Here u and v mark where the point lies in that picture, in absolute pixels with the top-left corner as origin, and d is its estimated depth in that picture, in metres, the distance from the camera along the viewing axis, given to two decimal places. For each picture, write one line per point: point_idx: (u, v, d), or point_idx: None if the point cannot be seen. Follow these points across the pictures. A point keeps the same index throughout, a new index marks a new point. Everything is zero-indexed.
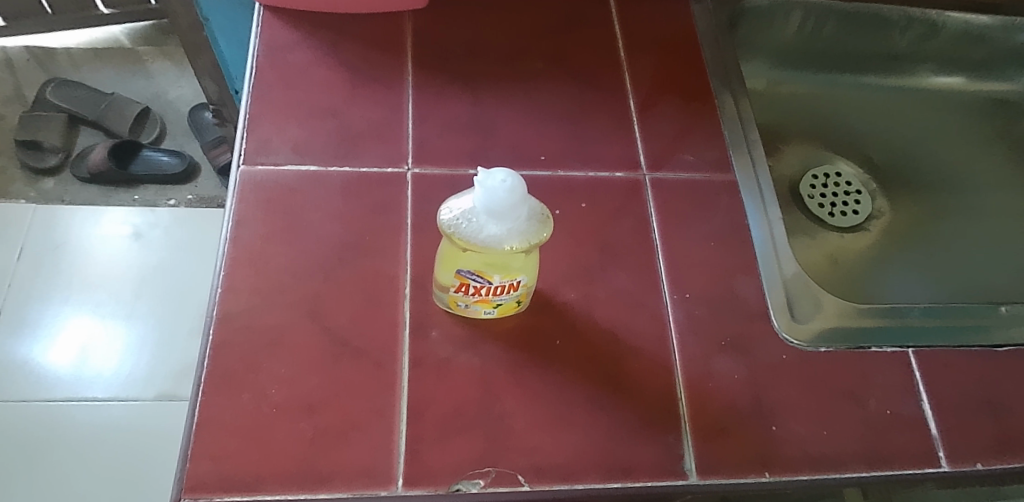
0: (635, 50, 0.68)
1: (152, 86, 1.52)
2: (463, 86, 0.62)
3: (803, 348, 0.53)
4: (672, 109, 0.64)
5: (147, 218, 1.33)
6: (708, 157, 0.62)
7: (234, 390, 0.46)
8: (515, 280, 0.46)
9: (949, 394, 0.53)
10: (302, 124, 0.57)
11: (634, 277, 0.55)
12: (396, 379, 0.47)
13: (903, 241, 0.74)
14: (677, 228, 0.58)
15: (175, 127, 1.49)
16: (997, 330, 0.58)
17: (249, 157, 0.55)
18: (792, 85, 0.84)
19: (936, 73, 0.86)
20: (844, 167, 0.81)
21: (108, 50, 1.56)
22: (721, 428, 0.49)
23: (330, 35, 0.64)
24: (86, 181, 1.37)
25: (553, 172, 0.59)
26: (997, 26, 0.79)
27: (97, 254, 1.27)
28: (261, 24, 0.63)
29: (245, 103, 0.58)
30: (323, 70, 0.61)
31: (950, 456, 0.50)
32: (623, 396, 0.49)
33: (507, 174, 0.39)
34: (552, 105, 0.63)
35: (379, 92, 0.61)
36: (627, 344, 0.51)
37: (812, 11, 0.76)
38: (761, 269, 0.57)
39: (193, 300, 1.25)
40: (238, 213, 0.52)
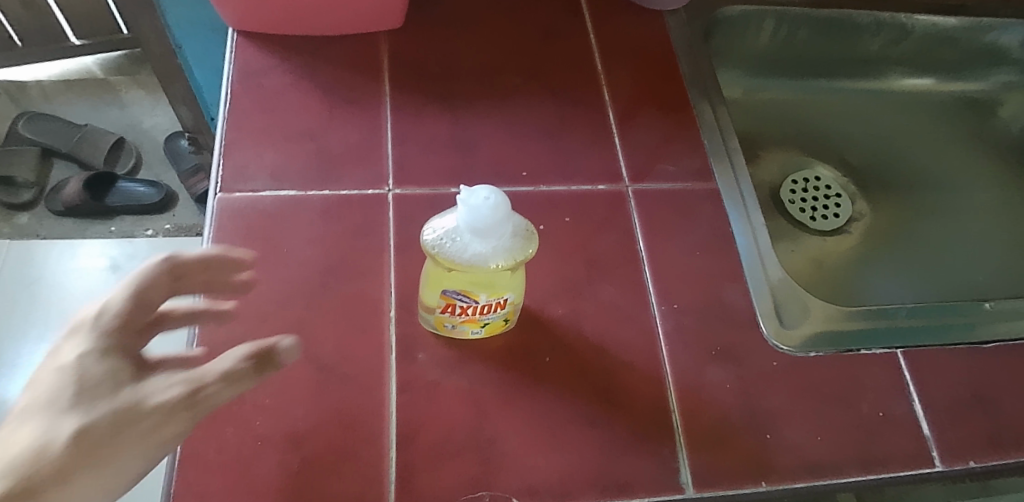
0: (611, 62, 0.68)
1: (126, 116, 1.49)
2: (441, 105, 0.62)
3: (793, 353, 0.53)
4: (652, 120, 0.64)
5: (124, 249, 1.29)
6: (690, 166, 0.62)
7: (217, 424, 0.44)
8: (502, 298, 0.45)
9: (940, 393, 0.53)
10: (279, 149, 0.57)
11: (622, 289, 0.54)
12: (384, 405, 0.47)
13: (884, 242, 0.75)
14: (662, 238, 0.58)
15: (151, 157, 1.45)
16: (983, 327, 0.58)
17: (226, 184, 0.54)
18: (767, 92, 0.84)
19: (907, 75, 0.87)
20: (823, 172, 0.81)
21: (80, 81, 1.52)
22: (716, 439, 0.48)
23: (305, 58, 0.63)
24: (61, 214, 1.34)
25: (535, 187, 0.58)
26: (964, 27, 0.81)
27: (75, 288, 1.23)
28: (235, 49, 0.62)
29: (221, 130, 0.57)
30: (299, 94, 0.60)
31: (945, 455, 0.50)
32: (615, 411, 0.49)
33: (490, 191, 0.38)
34: (532, 120, 0.62)
35: (357, 113, 0.60)
36: (617, 357, 0.51)
37: (784, 19, 0.77)
38: (747, 276, 0.57)
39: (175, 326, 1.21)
40: (216, 241, 0.51)
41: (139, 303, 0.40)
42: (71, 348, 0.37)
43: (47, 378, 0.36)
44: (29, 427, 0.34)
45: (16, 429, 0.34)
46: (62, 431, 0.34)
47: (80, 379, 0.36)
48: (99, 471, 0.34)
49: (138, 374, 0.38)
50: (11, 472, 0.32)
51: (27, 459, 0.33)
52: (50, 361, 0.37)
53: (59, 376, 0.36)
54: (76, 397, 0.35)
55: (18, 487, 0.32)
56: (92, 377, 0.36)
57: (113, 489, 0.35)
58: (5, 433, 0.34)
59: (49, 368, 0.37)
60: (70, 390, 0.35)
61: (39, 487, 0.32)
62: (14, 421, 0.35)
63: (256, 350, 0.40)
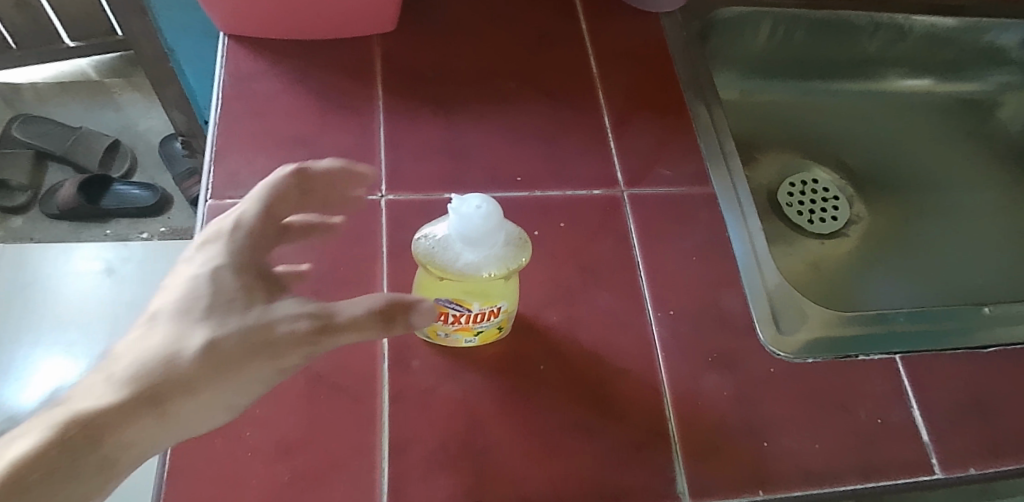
0: (607, 65, 0.67)
1: (121, 118, 1.47)
2: (435, 110, 0.61)
3: (790, 359, 0.53)
4: (647, 124, 0.64)
5: (119, 252, 1.27)
6: (686, 171, 0.61)
7: (207, 435, 0.44)
8: (496, 306, 0.44)
9: (939, 399, 0.53)
10: (271, 155, 0.56)
11: (618, 296, 0.54)
12: (376, 415, 0.46)
13: (883, 246, 0.74)
14: (658, 244, 0.57)
15: (146, 159, 1.44)
16: (982, 332, 0.57)
17: (216, 191, 0.54)
18: (765, 94, 0.83)
19: (905, 76, 0.86)
20: (820, 174, 0.80)
21: (74, 84, 1.51)
22: (712, 448, 0.48)
23: (297, 62, 0.62)
24: (56, 217, 1.33)
25: (530, 193, 0.58)
26: (962, 28, 0.81)
27: (70, 292, 1.22)
28: (226, 53, 0.62)
29: (211, 136, 0.57)
30: (291, 98, 0.60)
31: (944, 462, 0.50)
32: (611, 420, 0.48)
33: (482, 199, 0.38)
34: (527, 124, 0.62)
35: (349, 118, 0.59)
36: (612, 365, 0.50)
37: (781, 20, 0.77)
38: (744, 282, 0.56)
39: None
40: None
41: (269, 218, 0.43)
42: (209, 261, 0.39)
43: (183, 286, 0.38)
44: (164, 332, 0.36)
45: (155, 330, 0.36)
46: (190, 342, 0.35)
47: (214, 291, 0.37)
48: (219, 384, 0.35)
49: (269, 294, 0.39)
50: (145, 371, 0.34)
51: (160, 363, 0.34)
52: (190, 269, 0.39)
53: (195, 285, 0.38)
54: (207, 310, 0.37)
55: (147, 389, 0.33)
56: (223, 293, 0.37)
57: (233, 400, 0.37)
58: (145, 332, 0.36)
59: (186, 276, 0.38)
60: (202, 303, 0.37)
61: (167, 392, 0.34)
62: (153, 323, 0.37)
63: (387, 301, 0.36)
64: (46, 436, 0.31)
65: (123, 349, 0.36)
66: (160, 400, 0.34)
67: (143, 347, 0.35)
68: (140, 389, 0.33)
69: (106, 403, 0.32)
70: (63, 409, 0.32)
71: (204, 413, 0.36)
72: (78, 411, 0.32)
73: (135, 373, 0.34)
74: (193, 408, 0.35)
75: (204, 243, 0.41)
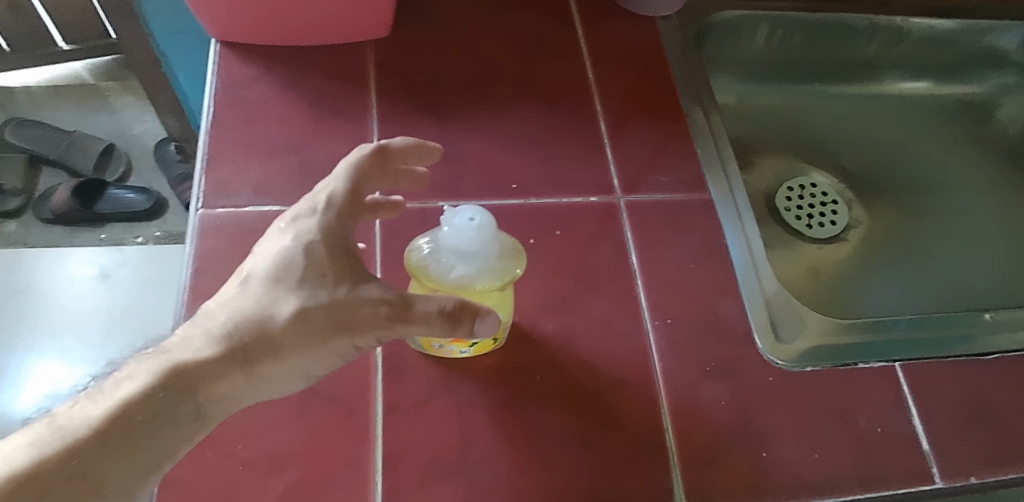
0: (603, 70, 0.67)
1: (116, 122, 1.45)
2: (430, 116, 0.61)
3: (789, 368, 0.52)
4: (644, 129, 0.63)
5: (113, 257, 1.26)
6: (683, 177, 0.61)
7: (197, 449, 0.43)
8: None
9: (939, 407, 0.52)
10: (263, 163, 0.55)
11: (614, 304, 0.53)
12: (369, 427, 0.45)
13: (882, 250, 0.73)
14: (655, 251, 0.56)
15: (141, 163, 1.42)
16: (982, 338, 0.57)
17: (208, 200, 0.53)
18: (762, 97, 0.82)
19: (904, 79, 0.86)
20: (819, 178, 0.79)
21: (69, 88, 1.48)
22: (710, 458, 0.47)
23: (290, 68, 0.61)
24: (49, 221, 1.31)
25: (526, 200, 0.57)
26: (960, 30, 0.80)
27: (64, 297, 1.20)
28: (218, 60, 0.61)
29: (203, 144, 0.56)
30: (284, 105, 0.59)
31: (945, 472, 0.49)
32: (607, 431, 0.48)
33: (476, 211, 0.38)
34: (522, 130, 0.61)
35: (342, 125, 0.59)
36: (609, 375, 0.50)
37: (778, 23, 0.76)
38: (742, 290, 0.55)
39: (160, 328, 1.18)
40: (198, 259, 0.50)
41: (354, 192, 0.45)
42: (301, 232, 0.42)
43: (276, 256, 0.41)
44: (260, 297, 0.40)
45: (247, 295, 0.40)
46: (281, 312, 0.39)
47: (306, 265, 0.41)
48: (300, 353, 0.39)
49: (356, 270, 0.42)
50: (237, 334, 0.38)
51: (250, 327, 0.39)
52: (282, 239, 0.42)
53: (288, 256, 0.41)
54: (298, 281, 0.40)
55: (240, 351, 0.38)
56: (311, 266, 0.41)
57: (310, 368, 0.40)
58: (242, 294, 0.41)
59: (278, 247, 0.42)
60: (290, 276, 0.40)
61: (255, 355, 0.38)
62: (251, 284, 0.41)
63: (458, 305, 0.38)
64: (153, 380, 0.35)
65: (218, 309, 0.40)
66: (249, 362, 0.38)
67: (236, 310, 0.40)
68: (232, 350, 0.38)
69: (202, 358, 0.37)
70: (171, 355, 0.37)
71: (283, 378, 0.40)
72: (180, 362, 0.37)
73: (230, 333, 0.38)
74: (275, 371, 0.39)
75: (298, 213, 0.44)
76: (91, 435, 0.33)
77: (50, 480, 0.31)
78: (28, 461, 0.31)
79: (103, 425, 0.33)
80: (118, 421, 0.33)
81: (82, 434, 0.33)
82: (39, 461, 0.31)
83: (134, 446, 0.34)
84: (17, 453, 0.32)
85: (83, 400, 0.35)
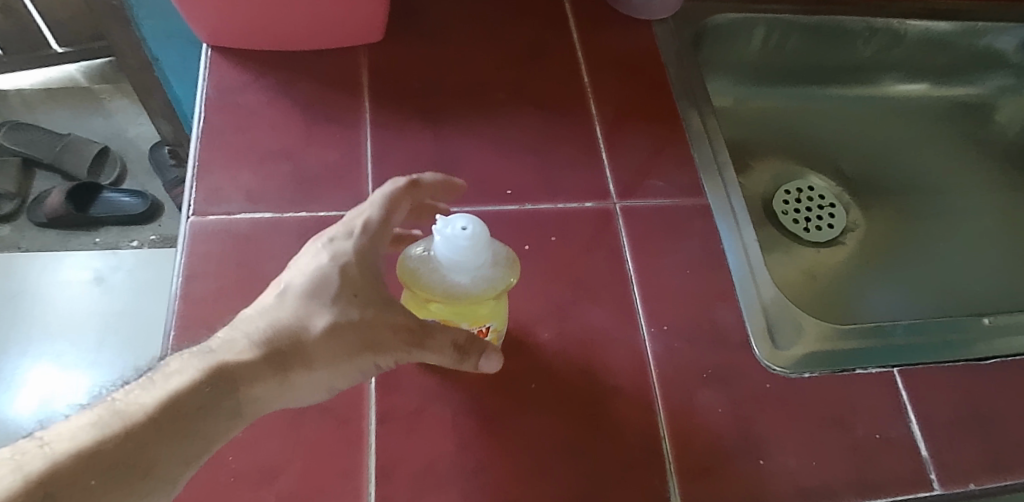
0: (598, 74, 0.66)
1: (111, 125, 1.43)
2: (424, 121, 0.60)
3: (786, 374, 0.52)
4: (639, 133, 0.63)
5: (108, 261, 1.25)
6: (680, 181, 0.60)
7: None
8: (484, 326, 0.43)
9: (937, 413, 0.52)
10: (255, 169, 0.55)
11: (610, 311, 0.53)
12: (362, 437, 0.45)
13: (880, 254, 0.73)
14: (651, 257, 0.56)
15: (137, 166, 1.40)
16: (981, 343, 0.56)
17: (199, 208, 0.52)
18: (759, 100, 0.82)
19: (901, 81, 0.85)
20: (816, 181, 0.79)
21: (62, 90, 1.45)
22: (707, 467, 0.47)
23: (282, 74, 0.61)
24: (43, 226, 1.29)
25: (520, 206, 0.57)
26: (957, 32, 0.80)
27: (58, 301, 1.19)
28: (209, 65, 0.60)
29: (194, 150, 0.55)
30: (276, 111, 0.59)
31: (943, 478, 0.49)
32: (603, 439, 0.47)
33: (468, 221, 0.37)
34: (517, 135, 0.61)
35: (336, 130, 0.58)
36: (604, 383, 0.49)
37: (774, 26, 0.76)
38: (739, 296, 0.55)
39: (156, 331, 1.17)
40: (189, 267, 0.50)
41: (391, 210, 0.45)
42: (337, 251, 0.42)
43: (312, 272, 0.41)
44: (296, 308, 0.40)
45: (284, 306, 0.40)
46: (316, 325, 0.39)
47: (342, 280, 0.41)
48: (332, 366, 0.40)
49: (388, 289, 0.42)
50: (275, 341, 0.39)
51: (287, 335, 0.39)
52: (318, 256, 0.42)
53: (325, 271, 0.41)
54: (335, 295, 0.40)
55: (277, 359, 0.38)
56: (346, 284, 0.41)
57: (337, 383, 0.41)
58: (277, 303, 0.41)
59: (314, 263, 0.41)
60: (327, 291, 0.40)
61: (289, 364, 0.39)
62: (285, 295, 0.41)
63: (468, 340, 0.41)
64: (197, 376, 0.36)
65: (254, 316, 0.40)
66: (284, 369, 0.38)
67: (273, 318, 0.40)
68: (270, 356, 0.38)
69: (244, 360, 0.37)
70: (210, 356, 0.37)
71: (312, 390, 0.40)
72: (220, 361, 0.37)
73: (268, 340, 0.39)
74: (306, 383, 0.40)
75: (333, 234, 0.44)
76: (143, 421, 0.33)
77: (102, 461, 0.31)
78: (84, 440, 0.31)
79: (155, 412, 0.33)
80: (166, 410, 0.34)
81: (135, 419, 0.33)
82: (95, 441, 0.31)
83: (179, 437, 0.34)
84: (72, 433, 0.31)
85: (130, 389, 0.35)
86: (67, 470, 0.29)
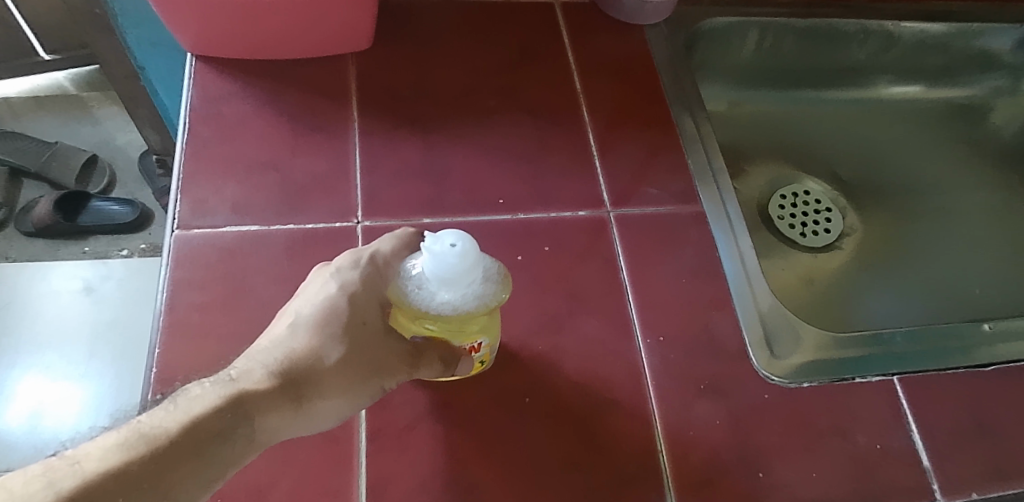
0: (591, 80, 0.65)
1: (99, 133, 1.41)
2: (414, 130, 0.59)
3: (785, 385, 0.51)
4: (633, 140, 0.62)
5: (98, 271, 1.23)
6: (675, 188, 0.59)
7: None
8: (476, 343, 0.42)
9: (938, 421, 0.51)
10: (240, 181, 0.54)
11: (605, 322, 0.52)
12: (352, 456, 0.44)
13: (878, 258, 0.72)
14: (646, 266, 0.55)
15: (125, 174, 1.39)
16: (982, 349, 0.55)
17: (184, 221, 0.51)
18: (753, 104, 0.81)
19: (896, 84, 0.85)
20: (812, 185, 0.78)
21: (50, 99, 1.42)
22: (705, 481, 0.46)
23: (269, 83, 0.60)
24: (31, 235, 1.27)
25: (513, 215, 0.56)
26: (952, 33, 0.80)
27: (47, 312, 1.17)
28: (194, 75, 0.59)
29: (178, 162, 0.54)
30: (262, 121, 0.57)
31: (945, 488, 0.48)
32: (599, 454, 0.46)
33: (458, 237, 0.36)
34: (509, 143, 0.60)
35: (324, 140, 0.57)
36: (600, 396, 0.48)
37: (768, 29, 0.75)
38: (735, 304, 0.54)
39: (145, 338, 1.14)
40: (173, 282, 0.49)
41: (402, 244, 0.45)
42: (345, 282, 0.43)
43: (322, 302, 0.42)
44: (309, 339, 0.40)
45: (296, 336, 0.41)
46: (329, 356, 0.40)
47: (353, 311, 0.42)
48: (344, 394, 0.40)
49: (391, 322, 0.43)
50: (290, 369, 0.39)
51: (303, 364, 0.39)
52: (325, 287, 0.43)
53: (336, 302, 0.42)
54: (346, 326, 0.41)
55: (292, 387, 0.38)
56: (354, 313, 0.41)
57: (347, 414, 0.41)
58: (288, 333, 0.41)
59: (323, 294, 0.42)
60: (338, 321, 0.41)
61: (305, 391, 0.39)
62: (295, 326, 0.41)
63: (446, 352, 0.41)
64: (218, 401, 0.35)
65: (266, 345, 0.40)
66: (300, 396, 0.38)
67: (286, 348, 0.40)
68: (286, 384, 0.38)
69: (262, 387, 0.37)
70: (228, 384, 0.37)
71: (324, 421, 0.40)
72: (239, 387, 0.37)
73: (283, 368, 0.39)
74: (318, 414, 0.40)
75: (340, 263, 0.44)
76: (167, 444, 0.32)
77: (128, 481, 0.30)
78: (111, 462, 0.30)
79: (178, 435, 0.33)
80: (190, 433, 0.33)
81: (160, 442, 0.32)
82: (123, 462, 0.30)
83: (203, 461, 0.33)
84: (98, 453, 0.31)
85: (152, 412, 0.34)
86: (95, 489, 0.29)
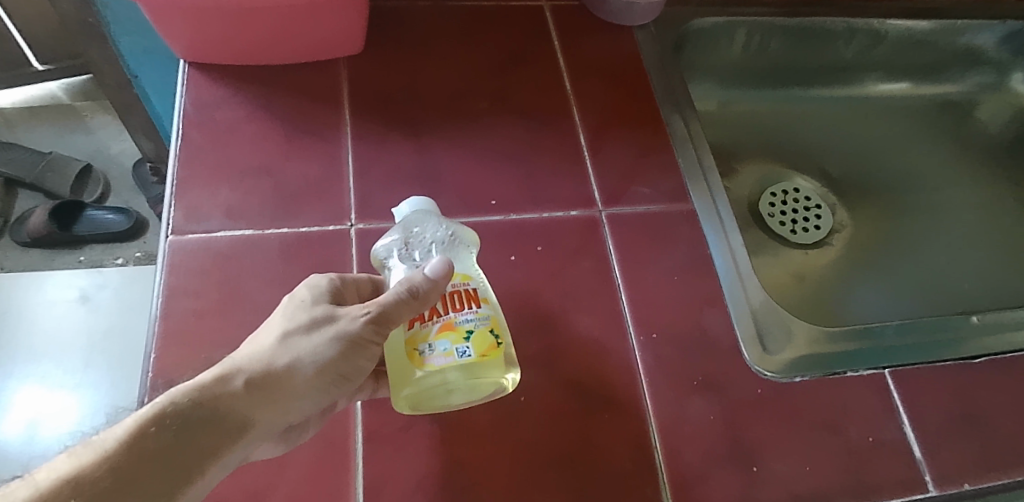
0: (581, 81, 0.66)
1: (94, 141, 1.40)
2: (406, 133, 0.59)
3: (777, 379, 0.51)
4: (624, 140, 0.63)
5: (94, 279, 1.23)
6: (665, 187, 0.60)
7: None
8: (469, 285, 0.42)
9: (929, 413, 0.51)
10: (234, 186, 0.54)
11: (598, 321, 0.52)
12: (349, 457, 0.44)
13: (868, 253, 0.73)
14: (638, 264, 0.56)
15: (120, 183, 1.38)
16: (970, 341, 0.56)
17: (178, 226, 0.52)
18: (743, 103, 0.82)
19: (883, 81, 0.85)
20: (802, 183, 0.78)
21: (44, 109, 1.42)
22: (700, 476, 0.47)
23: (261, 88, 0.60)
24: (27, 245, 1.27)
25: (505, 216, 0.56)
26: (937, 30, 0.81)
27: (43, 322, 1.17)
28: (186, 81, 0.60)
29: (172, 168, 0.55)
30: (256, 126, 0.58)
31: (938, 479, 0.49)
32: (593, 451, 0.47)
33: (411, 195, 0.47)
34: (500, 145, 0.60)
35: (317, 145, 0.58)
36: (594, 394, 0.49)
37: (755, 29, 0.76)
38: (727, 301, 0.55)
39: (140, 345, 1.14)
40: (168, 287, 0.49)
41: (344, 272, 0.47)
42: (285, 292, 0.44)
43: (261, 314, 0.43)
44: (253, 338, 0.41)
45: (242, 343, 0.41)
46: (272, 340, 0.40)
47: (289, 304, 0.42)
48: (302, 367, 0.39)
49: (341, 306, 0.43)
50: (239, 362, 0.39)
51: (253, 358, 0.39)
52: None
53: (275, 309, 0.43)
54: (286, 315, 0.41)
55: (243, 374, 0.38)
56: (295, 304, 0.42)
57: (317, 398, 0.40)
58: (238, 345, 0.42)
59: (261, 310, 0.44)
60: (274, 317, 0.42)
61: (261, 382, 0.38)
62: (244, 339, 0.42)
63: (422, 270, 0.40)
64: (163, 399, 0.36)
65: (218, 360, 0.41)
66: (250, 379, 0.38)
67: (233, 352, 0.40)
68: (235, 373, 0.38)
69: (209, 378, 0.37)
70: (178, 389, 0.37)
71: (292, 400, 0.39)
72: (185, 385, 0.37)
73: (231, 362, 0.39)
74: (281, 392, 0.39)
75: None
76: (114, 447, 0.33)
77: (80, 484, 0.31)
78: (61, 469, 0.31)
79: (124, 437, 0.33)
80: (136, 433, 0.33)
81: (107, 445, 0.33)
82: (72, 468, 0.31)
83: (155, 460, 0.33)
84: (52, 466, 0.32)
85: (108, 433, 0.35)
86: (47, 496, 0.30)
